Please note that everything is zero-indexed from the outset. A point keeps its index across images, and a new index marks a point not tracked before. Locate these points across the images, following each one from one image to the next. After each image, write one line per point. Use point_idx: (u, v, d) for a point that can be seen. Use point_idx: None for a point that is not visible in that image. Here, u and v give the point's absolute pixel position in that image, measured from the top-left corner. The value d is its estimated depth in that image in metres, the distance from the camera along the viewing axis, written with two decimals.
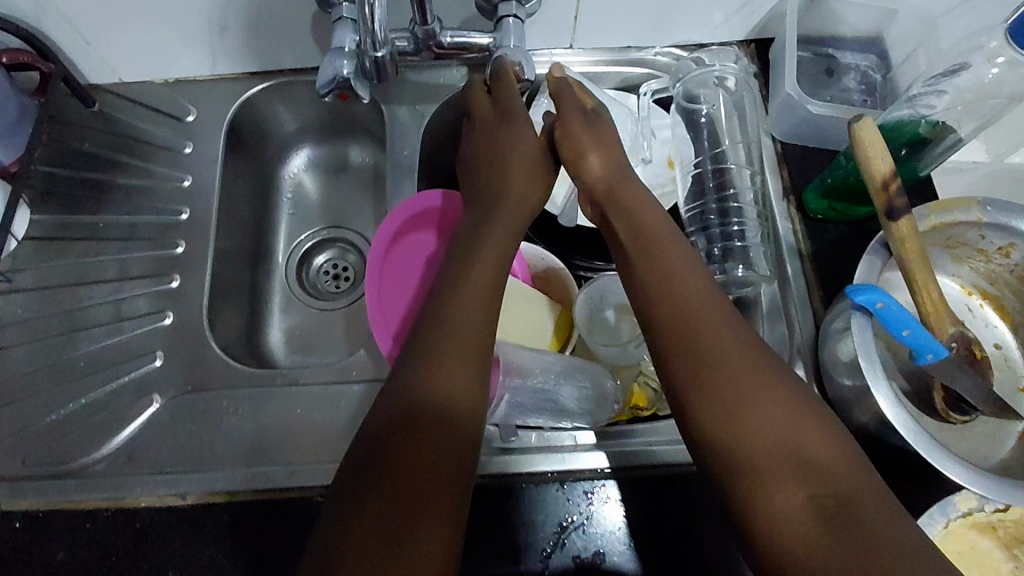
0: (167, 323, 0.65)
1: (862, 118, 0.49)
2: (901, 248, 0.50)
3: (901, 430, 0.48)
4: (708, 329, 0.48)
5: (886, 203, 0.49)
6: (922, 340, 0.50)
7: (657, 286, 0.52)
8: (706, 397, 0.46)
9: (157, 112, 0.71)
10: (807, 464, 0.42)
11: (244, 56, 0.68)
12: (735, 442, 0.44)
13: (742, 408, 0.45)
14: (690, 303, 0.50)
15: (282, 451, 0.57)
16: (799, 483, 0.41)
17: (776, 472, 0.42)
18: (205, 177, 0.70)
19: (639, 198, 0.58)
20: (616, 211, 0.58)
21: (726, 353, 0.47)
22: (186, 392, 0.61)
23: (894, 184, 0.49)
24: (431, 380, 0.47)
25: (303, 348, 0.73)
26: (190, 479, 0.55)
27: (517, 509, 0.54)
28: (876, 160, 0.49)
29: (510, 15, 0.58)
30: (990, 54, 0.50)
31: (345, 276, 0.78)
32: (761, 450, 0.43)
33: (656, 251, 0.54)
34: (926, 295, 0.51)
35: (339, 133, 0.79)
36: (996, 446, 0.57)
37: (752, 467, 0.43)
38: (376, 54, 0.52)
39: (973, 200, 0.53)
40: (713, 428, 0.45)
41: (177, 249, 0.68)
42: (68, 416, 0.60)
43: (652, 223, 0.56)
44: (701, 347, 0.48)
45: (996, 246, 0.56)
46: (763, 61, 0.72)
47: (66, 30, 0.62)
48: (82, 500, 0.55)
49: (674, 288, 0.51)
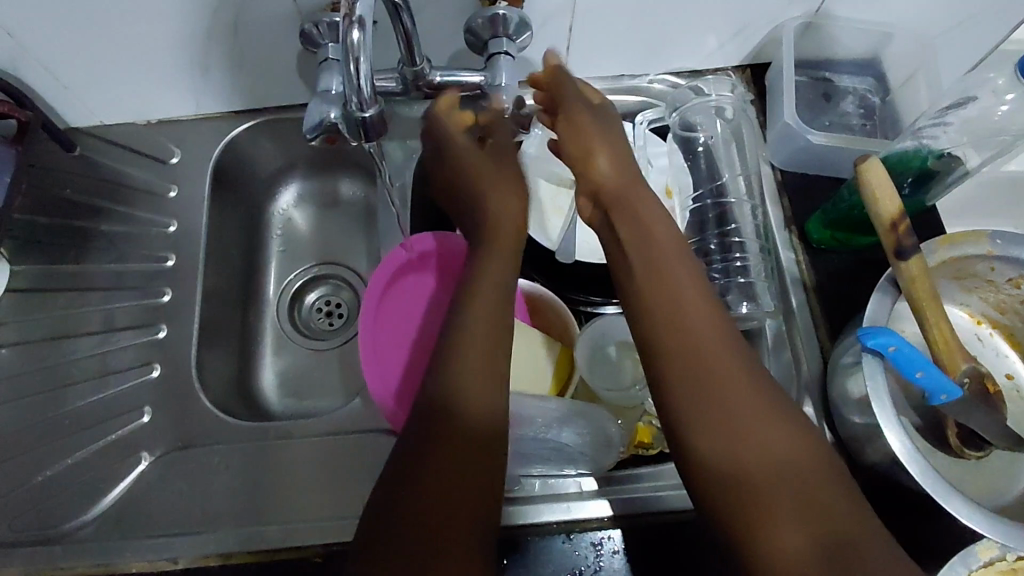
0: (155, 375, 0.63)
1: (866, 158, 0.48)
2: (911, 287, 0.48)
3: (914, 474, 0.47)
4: (711, 351, 0.46)
5: (895, 243, 0.48)
6: (935, 381, 0.48)
7: (654, 303, 0.49)
8: (705, 416, 0.44)
9: (141, 155, 0.69)
10: (802, 488, 0.40)
11: (228, 95, 0.67)
12: (733, 457, 0.42)
13: (742, 430, 0.43)
14: (693, 325, 0.47)
15: (277, 508, 0.55)
16: (794, 501, 0.39)
17: (770, 494, 0.40)
18: (191, 221, 0.68)
19: (649, 216, 0.53)
20: (627, 218, 0.53)
21: (730, 376, 0.45)
22: (177, 449, 0.59)
23: (903, 224, 0.48)
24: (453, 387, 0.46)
25: (297, 391, 0.71)
26: (180, 542, 0.53)
27: (523, 564, 0.52)
28: (882, 199, 0.48)
29: (502, 52, 0.56)
30: (996, 89, 0.49)
31: (338, 314, 0.76)
32: (758, 472, 0.41)
33: (658, 268, 0.50)
34: (937, 333, 0.50)
35: (327, 168, 0.77)
36: (1012, 480, 0.55)
37: (747, 488, 0.41)
38: (364, 114, 0.48)
39: (982, 232, 0.52)
40: (711, 451, 0.43)
41: (164, 297, 0.66)
42: (55, 476, 0.58)
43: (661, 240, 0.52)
44: (700, 366, 0.45)
45: (1006, 277, 0.54)
46: (758, 86, 0.70)
47: (42, 76, 0.60)
48: (69, 567, 0.52)
49: (676, 311, 0.48)
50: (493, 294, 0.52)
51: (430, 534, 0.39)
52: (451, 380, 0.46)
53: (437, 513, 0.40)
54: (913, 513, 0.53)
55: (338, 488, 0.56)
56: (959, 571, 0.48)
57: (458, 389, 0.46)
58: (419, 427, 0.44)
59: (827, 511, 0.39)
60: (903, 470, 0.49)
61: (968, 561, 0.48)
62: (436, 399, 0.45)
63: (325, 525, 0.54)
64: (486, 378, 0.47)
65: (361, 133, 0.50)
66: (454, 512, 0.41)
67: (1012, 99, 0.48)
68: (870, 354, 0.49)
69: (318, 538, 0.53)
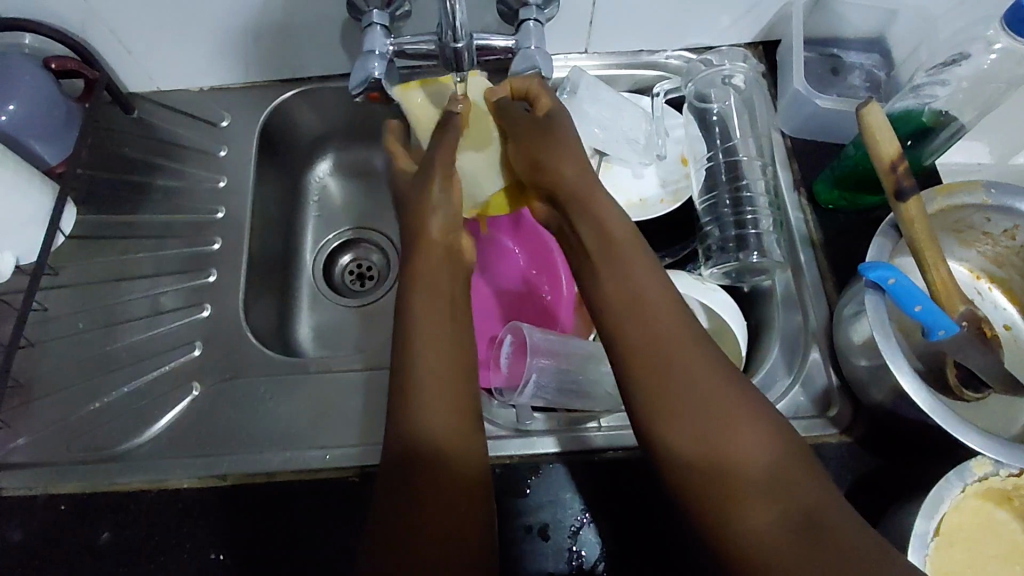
0: (203, 315, 0.68)
1: (870, 104, 0.53)
2: (910, 228, 0.52)
3: (921, 404, 0.50)
4: (665, 345, 0.48)
5: (895, 184, 0.52)
6: (934, 315, 0.52)
7: (620, 302, 0.51)
8: (677, 413, 0.45)
9: (193, 118, 0.75)
10: (729, 469, 0.42)
11: (276, 64, 0.72)
12: (706, 452, 0.44)
13: (711, 424, 0.44)
14: (650, 316, 0.50)
15: (317, 435, 0.60)
16: (724, 479, 0.42)
17: (700, 475, 0.43)
18: (238, 178, 0.73)
19: (615, 237, 0.54)
20: (597, 229, 0.54)
21: (681, 363, 0.47)
22: (225, 380, 0.64)
23: (902, 167, 0.52)
24: (419, 418, 0.47)
25: (331, 343, 0.76)
26: (228, 461, 0.58)
27: (546, 488, 0.56)
28: (883, 143, 0.52)
29: (531, 19, 0.61)
30: (988, 42, 0.54)
31: (370, 276, 0.81)
32: (694, 460, 0.44)
33: (620, 260, 0.53)
34: (935, 274, 0.53)
35: (361, 139, 0.83)
36: (1009, 423, 0.58)
37: (689, 476, 0.44)
38: (456, 45, 0.52)
39: (978, 182, 0.56)
40: (687, 448, 0.44)
41: (212, 245, 0.71)
42: (110, 404, 0.63)
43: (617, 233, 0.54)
44: (675, 373, 0.47)
45: (1002, 229, 0.58)
46: (770, 62, 0.74)
47: (112, 39, 0.66)
48: (126, 482, 0.58)
49: (647, 314, 0.50)
50: (432, 316, 0.53)
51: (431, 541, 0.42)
52: (413, 418, 0.47)
53: (436, 523, 0.43)
54: (913, 448, 0.57)
55: (372, 420, 0.61)
56: (953, 484, 0.51)
57: (423, 420, 0.47)
58: (403, 458, 0.45)
59: (757, 474, 0.42)
60: (905, 401, 0.52)
61: (963, 475, 0.51)
62: (401, 440, 0.46)
63: (362, 449, 0.58)
64: (445, 391, 0.49)
65: (452, 62, 0.54)
66: (449, 522, 0.43)
67: (999, 49, 0.54)
68: (872, 291, 0.52)
69: (356, 460, 0.58)
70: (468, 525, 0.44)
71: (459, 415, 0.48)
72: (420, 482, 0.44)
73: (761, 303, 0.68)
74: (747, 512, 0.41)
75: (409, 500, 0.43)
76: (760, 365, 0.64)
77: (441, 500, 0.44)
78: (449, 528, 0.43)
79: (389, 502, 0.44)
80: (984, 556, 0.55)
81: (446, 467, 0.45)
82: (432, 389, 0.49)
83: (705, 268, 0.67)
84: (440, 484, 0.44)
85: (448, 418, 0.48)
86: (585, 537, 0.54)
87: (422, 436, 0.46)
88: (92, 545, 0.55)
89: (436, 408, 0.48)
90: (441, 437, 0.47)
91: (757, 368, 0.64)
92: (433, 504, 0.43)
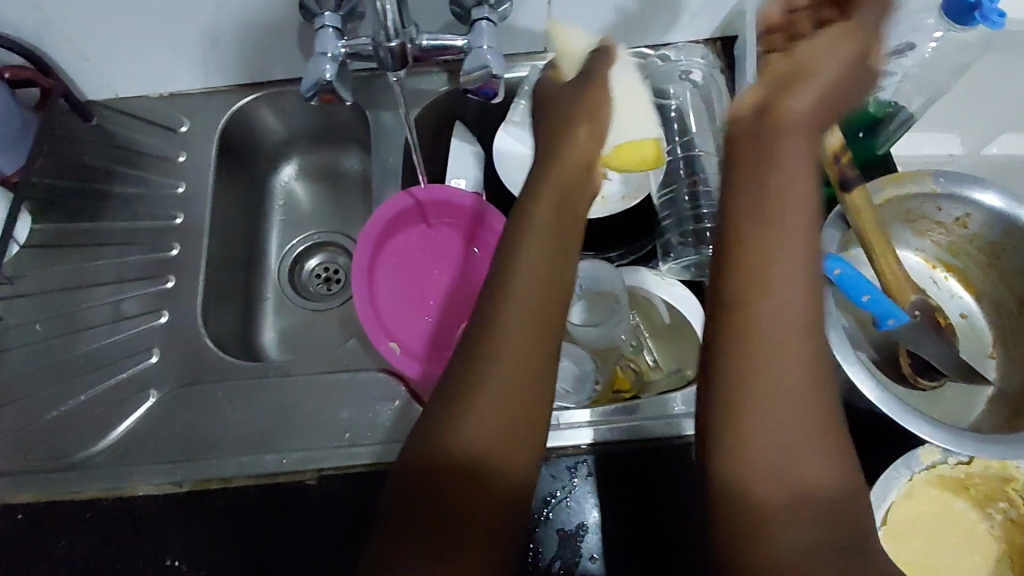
0: (162, 322, 0.67)
1: None
2: (858, 220, 0.53)
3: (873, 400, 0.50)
4: (791, 337, 0.38)
5: (839, 175, 0.52)
6: (881, 305, 0.53)
7: (752, 283, 0.39)
8: (764, 418, 0.37)
9: (152, 124, 0.74)
10: (799, 498, 0.36)
11: (235, 68, 0.72)
12: (782, 471, 0.37)
13: (793, 448, 0.37)
14: (784, 304, 0.38)
15: (276, 440, 0.60)
16: (780, 500, 0.36)
17: (753, 494, 0.37)
18: (198, 184, 0.73)
19: (797, 211, 0.40)
20: (769, 185, 0.40)
21: (788, 365, 0.38)
22: (184, 386, 0.63)
23: (845, 156, 0.52)
24: (457, 417, 0.42)
25: (296, 347, 0.76)
26: (185, 467, 0.58)
27: None
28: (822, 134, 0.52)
29: (483, 19, 0.61)
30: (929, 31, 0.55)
31: (336, 279, 0.80)
32: (757, 478, 0.37)
33: (766, 242, 0.39)
34: (884, 263, 0.54)
35: (327, 143, 0.82)
36: (966, 411, 0.59)
37: (738, 493, 0.37)
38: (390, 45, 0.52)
39: (926, 172, 0.57)
40: (760, 461, 0.37)
41: (171, 251, 0.71)
42: (69, 412, 0.63)
43: (795, 209, 0.40)
44: (774, 375, 0.38)
45: (953, 218, 0.59)
46: (729, 57, 0.75)
47: (65, 47, 0.66)
48: (83, 490, 0.57)
49: (786, 301, 0.39)
50: (518, 291, 0.45)
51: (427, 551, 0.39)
52: (453, 416, 0.42)
53: (444, 528, 0.40)
54: None
55: (330, 423, 0.60)
56: (902, 473, 0.51)
57: (465, 421, 0.42)
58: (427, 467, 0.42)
59: (814, 495, 0.36)
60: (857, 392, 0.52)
61: (911, 464, 0.51)
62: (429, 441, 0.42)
63: (320, 453, 0.58)
64: (505, 385, 0.43)
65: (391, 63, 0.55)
66: (457, 531, 0.40)
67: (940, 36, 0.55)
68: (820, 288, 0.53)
69: (313, 464, 0.58)
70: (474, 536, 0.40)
71: (504, 420, 0.42)
72: (435, 488, 0.41)
73: None
74: (793, 546, 0.35)
75: (415, 507, 0.41)
76: None
77: (460, 506, 0.41)
78: (453, 535, 0.40)
79: (399, 500, 0.42)
80: (943, 546, 0.54)
81: (475, 473, 0.41)
82: (486, 385, 0.43)
83: (666, 263, 0.68)
84: (457, 490, 0.41)
85: (493, 418, 0.42)
86: (541, 535, 0.54)
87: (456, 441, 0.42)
88: (47, 554, 0.55)
89: (484, 407, 0.42)
90: (490, 444, 0.42)
91: None
92: (451, 512, 0.40)
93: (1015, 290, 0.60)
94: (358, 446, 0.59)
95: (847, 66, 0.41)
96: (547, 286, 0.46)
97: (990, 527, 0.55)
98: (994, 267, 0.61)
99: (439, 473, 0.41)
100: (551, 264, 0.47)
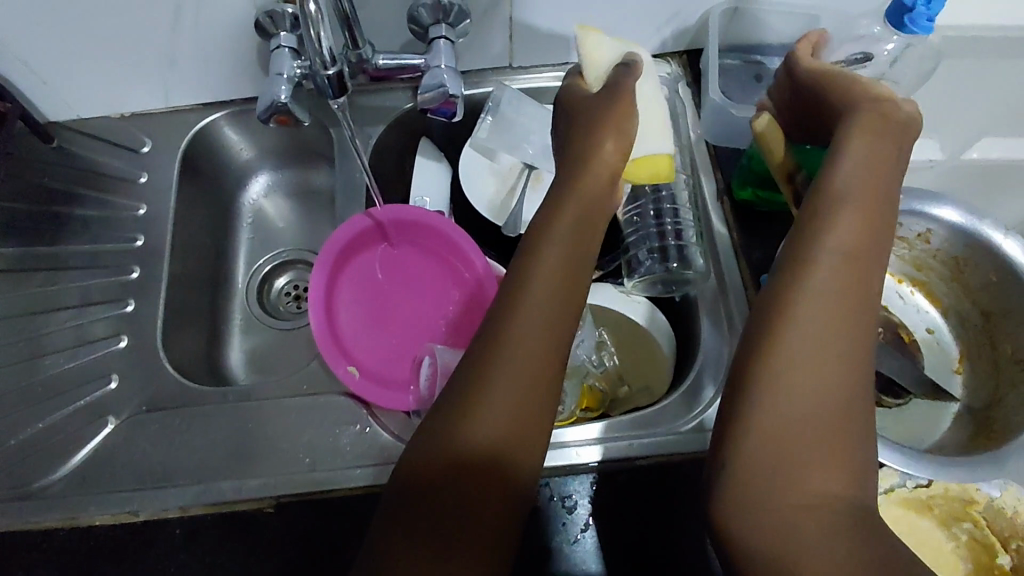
0: (121, 346, 0.66)
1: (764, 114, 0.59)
2: None
3: None
4: (807, 355, 0.41)
5: (792, 191, 0.57)
6: None
7: (813, 315, 0.42)
8: (782, 425, 0.40)
9: (114, 145, 0.74)
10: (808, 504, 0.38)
11: (196, 88, 0.71)
12: (790, 476, 0.39)
13: (804, 454, 0.39)
14: (808, 327, 0.42)
15: (236, 467, 0.59)
16: (788, 499, 0.39)
17: (762, 494, 0.39)
18: (160, 205, 0.72)
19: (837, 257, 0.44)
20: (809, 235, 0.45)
21: (813, 381, 0.40)
22: (142, 412, 0.62)
23: (797, 175, 0.57)
24: (474, 420, 0.44)
25: (263, 367, 0.75)
26: (142, 496, 0.57)
27: None
28: (778, 154, 0.58)
29: (441, 37, 0.61)
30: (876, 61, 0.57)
31: (305, 297, 0.80)
32: (765, 477, 0.39)
33: (816, 274, 0.43)
34: None
35: (295, 160, 0.82)
36: (933, 427, 0.58)
37: (747, 488, 0.40)
38: (328, 72, 0.52)
39: None
40: (770, 464, 0.39)
41: (132, 274, 0.70)
42: (26, 440, 0.62)
43: (830, 253, 0.44)
44: (799, 389, 0.40)
45: (915, 233, 0.60)
46: (694, 70, 0.75)
47: (21, 70, 0.65)
48: (38, 520, 0.56)
49: (812, 329, 0.42)
50: (537, 305, 0.47)
51: (436, 543, 0.41)
52: (468, 414, 0.44)
53: (449, 521, 0.42)
54: None
55: (291, 448, 0.60)
56: None
57: (478, 423, 0.44)
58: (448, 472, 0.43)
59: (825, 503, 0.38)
60: None
61: None
62: (446, 444, 0.44)
63: (280, 479, 0.58)
64: (518, 391, 0.45)
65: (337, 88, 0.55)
66: (462, 530, 0.42)
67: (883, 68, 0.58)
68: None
69: (272, 491, 0.57)
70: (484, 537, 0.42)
71: (519, 425, 0.44)
72: (450, 489, 0.43)
73: (688, 315, 0.67)
74: (804, 543, 0.37)
75: (427, 511, 0.42)
76: (686, 377, 0.63)
77: (473, 507, 0.42)
78: (456, 526, 0.42)
79: (407, 499, 0.43)
80: None
81: (488, 472, 0.43)
82: (506, 393, 0.45)
83: (630, 281, 0.68)
84: (469, 487, 0.43)
85: (507, 423, 0.44)
86: None
87: (474, 440, 0.43)
88: None
89: (498, 411, 0.44)
90: (496, 442, 0.44)
91: (683, 381, 0.63)
92: (462, 515, 0.42)
93: (979, 305, 0.61)
94: (318, 472, 0.58)
95: (894, 111, 0.48)
96: (563, 299, 0.48)
97: (957, 547, 0.54)
98: (958, 282, 0.62)
99: (451, 477, 0.43)
100: (569, 276, 0.49)
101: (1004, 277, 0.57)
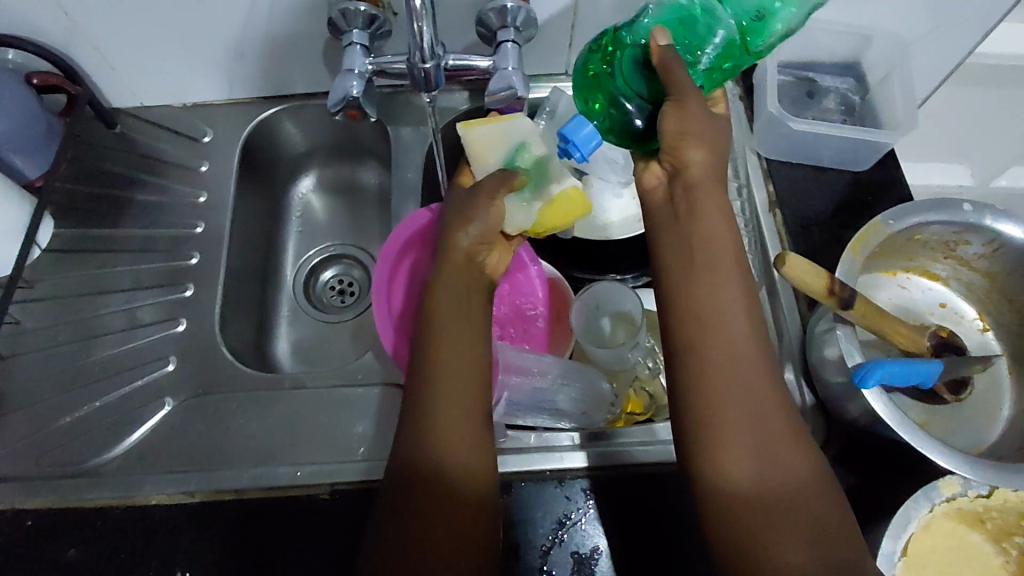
0: (179, 330, 0.68)
1: (783, 257, 0.51)
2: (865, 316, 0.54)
3: (907, 437, 0.50)
4: (734, 362, 0.45)
5: (841, 301, 0.52)
6: (923, 372, 0.53)
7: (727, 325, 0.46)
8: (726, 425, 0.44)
9: (175, 134, 0.75)
10: (759, 490, 0.43)
11: (258, 82, 0.73)
12: (750, 469, 0.43)
13: (754, 446, 0.44)
14: (729, 336, 0.46)
15: (289, 453, 0.59)
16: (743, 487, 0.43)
17: (715, 484, 0.43)
18: (219, 194, 0.74)
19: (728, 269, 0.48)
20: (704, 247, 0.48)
21: (742, 380, 0.45)
22: (198, 395, 0.63)
23: (836, 284, 0.52)
24: (441, 412, 0.48)
25: (310, 359, 0.76)
26: (198, 478, 0.57)
27: (520, 507, 0.56)
28: (812, 281, 0.52)
29: (510, 40, 0.61)
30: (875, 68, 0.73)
31: (350, 292, 0.81)
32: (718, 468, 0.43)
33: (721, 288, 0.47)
34: (895, 332, 0.56)
35: (346, 157, 0.83)
36: (1001, 394, 0.62)
37: (712, 476, 0.44)
38: (424, 65, 0.54)
39: (876, 220, 0.59)
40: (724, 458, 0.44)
41: (191, 260, 0.71)
42: (81, 419, 0.62)
43: (723, 266, 0.48)
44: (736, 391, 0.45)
45: (907, 237, 0.62)
46: (746, 85, 0.76)
47: (93, 54, 0.67)
48: (94, 498, 0.57)
49: (723, 336, 0.46)
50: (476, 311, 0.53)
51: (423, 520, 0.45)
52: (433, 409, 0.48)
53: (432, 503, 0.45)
54: (887, 463, 0.57)
55: (344, 438, 0.60)
56: (923, 505, 0.52)
57: (443, 418, 0.48)
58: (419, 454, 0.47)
59: (782, 488, 0.43)
60: (877, 420, 0.52)
61: (931, 496, 0.52)
62: (419, 434, 0.48)
63: (333, 467, 0.58)
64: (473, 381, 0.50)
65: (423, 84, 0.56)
66: (445, 508, 0.45)
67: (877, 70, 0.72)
68: (872, 388, 0.51)
69: (327, 478, 0.57)
70: (466, 513, 0.46)
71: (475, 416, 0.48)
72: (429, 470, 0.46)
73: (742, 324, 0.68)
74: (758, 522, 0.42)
75: (409, 493, 0.46)
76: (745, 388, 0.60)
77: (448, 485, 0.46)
78: (437, 505, 0.45)
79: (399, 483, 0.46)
80: None
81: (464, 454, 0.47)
82: (457, 385, 0.49)
83: None
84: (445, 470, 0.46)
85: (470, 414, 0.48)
86: (556, 558, 0.54)
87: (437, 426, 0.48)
88: (56, 563, 0.54)
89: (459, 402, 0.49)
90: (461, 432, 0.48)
91: None
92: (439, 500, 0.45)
93: (1001, 292, 0.64)
94: (372, 461, 0.58)
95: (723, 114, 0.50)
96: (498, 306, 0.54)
97: (1005, 560, 0.55)
98: (952, 259, 0.64)
99: (428, 458, 0.47)
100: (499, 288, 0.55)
101: (999, 250, 0.60)
